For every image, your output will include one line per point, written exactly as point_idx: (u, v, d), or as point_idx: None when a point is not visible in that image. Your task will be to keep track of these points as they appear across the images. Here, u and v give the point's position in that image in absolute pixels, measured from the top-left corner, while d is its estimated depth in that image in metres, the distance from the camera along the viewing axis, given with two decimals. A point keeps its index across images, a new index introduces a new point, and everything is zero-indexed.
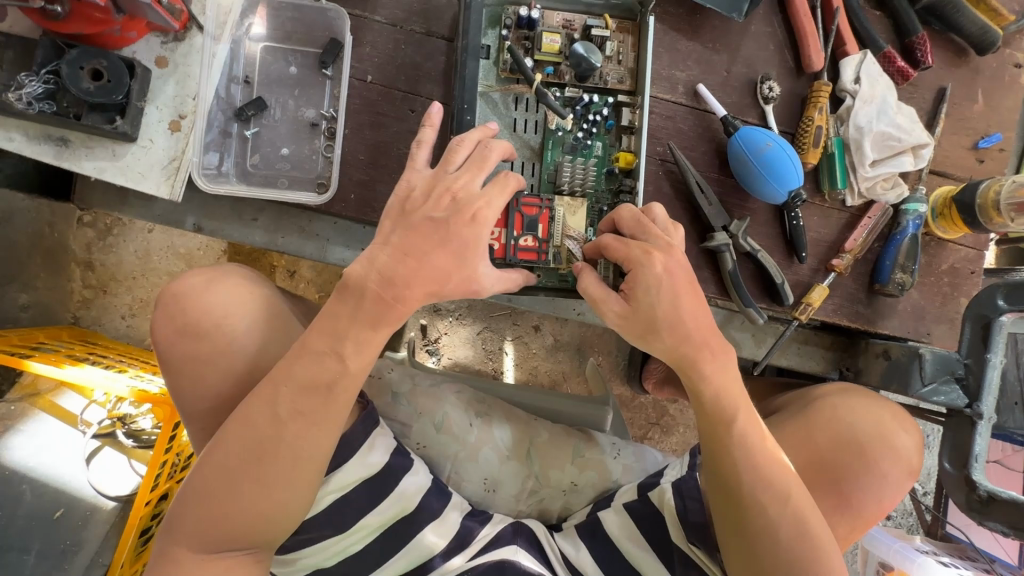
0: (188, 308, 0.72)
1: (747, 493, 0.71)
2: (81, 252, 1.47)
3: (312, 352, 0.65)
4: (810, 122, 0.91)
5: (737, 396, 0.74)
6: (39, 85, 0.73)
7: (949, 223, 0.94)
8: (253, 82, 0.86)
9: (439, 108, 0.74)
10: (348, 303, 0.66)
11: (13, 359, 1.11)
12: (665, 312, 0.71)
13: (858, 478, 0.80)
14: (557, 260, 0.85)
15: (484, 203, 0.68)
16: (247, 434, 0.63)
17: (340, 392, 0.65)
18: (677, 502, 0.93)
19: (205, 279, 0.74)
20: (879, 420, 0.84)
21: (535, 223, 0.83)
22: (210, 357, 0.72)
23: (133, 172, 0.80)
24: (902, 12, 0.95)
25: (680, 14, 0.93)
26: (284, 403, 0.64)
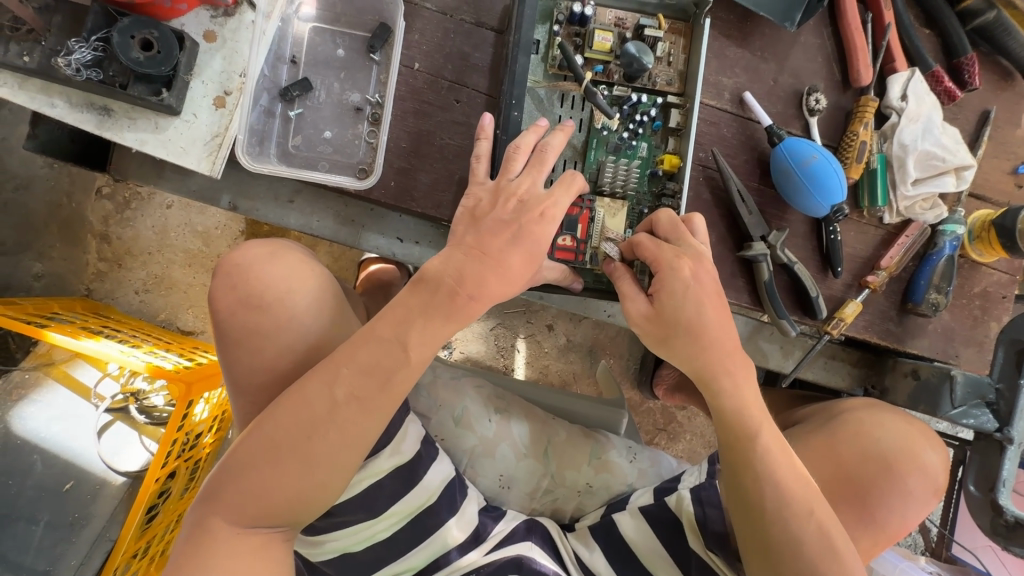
0: (252, 279, 0.73)
1: (768, 504, 0.69)
2: (98, 223, 1.46)
3: (379, 339, 0.65)
4: (854, 136, 0.91)
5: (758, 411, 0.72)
6: (88, 52, 0.72)
7: (986, 246, 0.94)
8: (299, 62, 0.86)
9: (490, 119, 0.76)
10: (422, 295, 0.66)
11: (32, 329, 1.10)
12: (700, 317, 0.70)
13: (884, 493, 0.80)
14: (594, 260, 0.84)
15: (543, 200, 0.68)
16: (300, 415, 0.63)
17: (397, 382, 0.65)
18: (696, 509, 0.92)
19: (268, 253, 0.75)
20: (905, 436, 0.84)
21: (575, 222, 0.82)
22: (269, 331, 0.72)
23: (174, 146, 0.79)
24: (951, 31, 0.95)
25: (731, 20, 0.93)
26: (341, 387, 0.63)
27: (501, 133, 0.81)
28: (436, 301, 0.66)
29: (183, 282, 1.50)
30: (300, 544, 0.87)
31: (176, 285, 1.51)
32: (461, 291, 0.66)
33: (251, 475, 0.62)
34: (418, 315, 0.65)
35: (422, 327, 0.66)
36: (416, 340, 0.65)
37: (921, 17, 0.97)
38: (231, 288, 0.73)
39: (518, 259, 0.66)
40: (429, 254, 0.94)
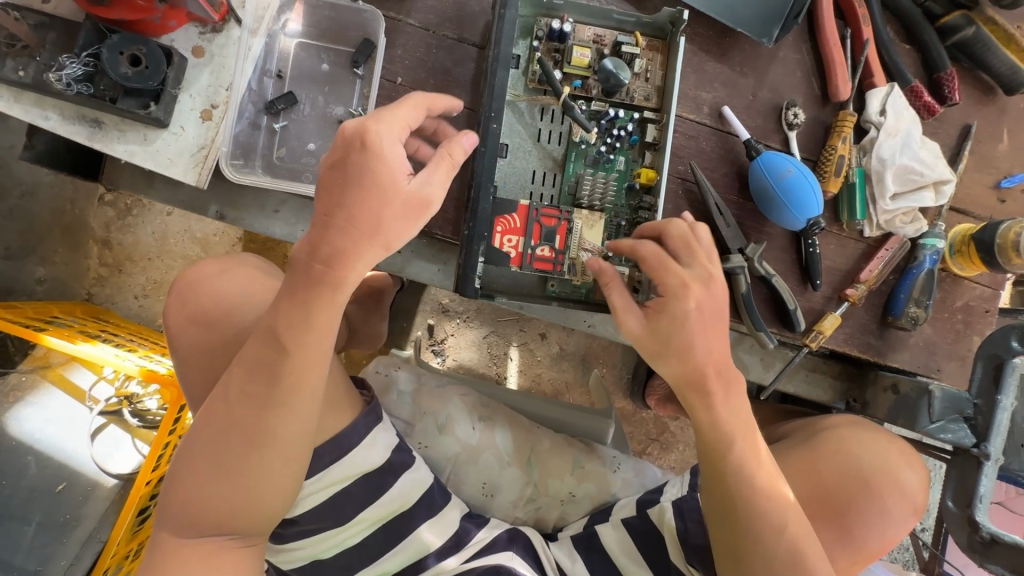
0: (202, 296, 0.80)
1: (742, 520, 0.70)
2: (99, 230, 1.51)
3: (263, 335, 0.66)
4: (832, 151, 0.92)
5: (740, 426, 0.72)
6: (79, 67, 0.75)
7: (966, 260, 0.94)
8: (285, 77, 0.89)
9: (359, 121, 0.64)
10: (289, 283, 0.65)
11: (28, 332, 1.13)
12: (690, 343, 0.70)
13: (864, 512, 0.80)
14: (572, 271, 0.85)
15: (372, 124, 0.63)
16: (218, 423, 0.66)
17: (286, 373, 0.65)
18: (677, 522, 0.92)
19: (217, 269, 0.83)
20: (887, 454, 0.84)
21: (553, 233, 0.84)
22: (218, 345, 0.79)
23: (162, 157, 0.82)
24: (931, 47, 0.95)
25: (710, 36, 0.94)
26: (233, 387, 0.66)
27: (480, 145, 0.82)
28: (300, 280, 0.64)
29: None
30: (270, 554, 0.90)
31: None
32: (325, 264, 0.63)
33: (196, 483, 0.67)
34: (287, 303, 0.65)
35: (290, 314, 0.65)
36: (294, 325, 0.65)
37: (901, 33, 0.98)
38: (184, 304, 0.81)
39: (360, 203, 0.62)
40: (412, 263, 0.96)
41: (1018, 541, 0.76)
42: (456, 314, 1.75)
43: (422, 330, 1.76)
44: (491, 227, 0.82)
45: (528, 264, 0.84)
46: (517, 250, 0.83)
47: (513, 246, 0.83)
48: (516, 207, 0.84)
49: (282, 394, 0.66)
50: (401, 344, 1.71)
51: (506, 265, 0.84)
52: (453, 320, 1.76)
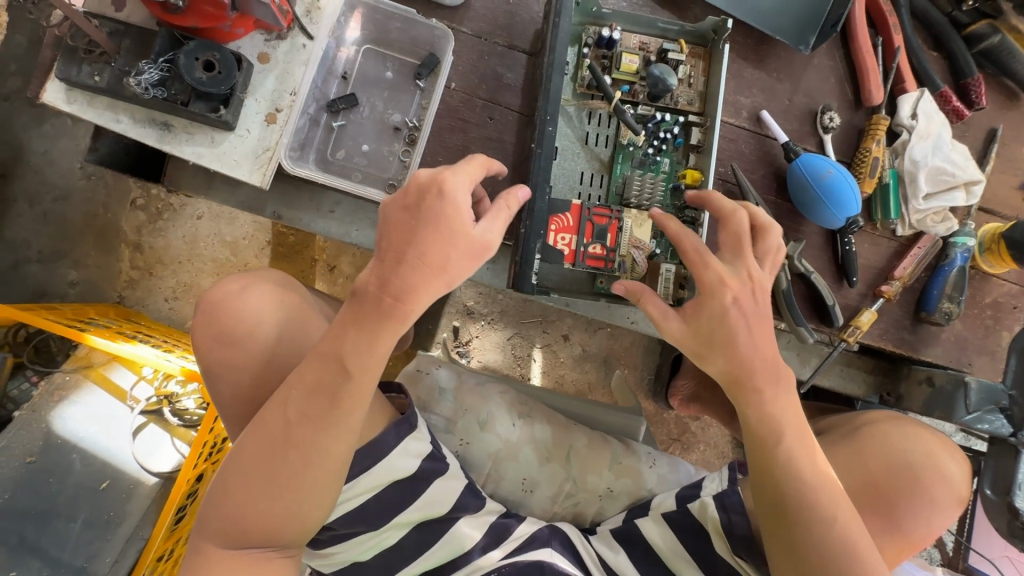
0: (227, 315, 0.80)
1: (793, 510, 0.72)
2: (131, 234, 1.53)
3: (319, 355, 0.69)
4: (867, 153, 0.96)
5: (787, 418, 0.74)
6: (155, 72, 0.78)
7: (996, 258, 0.97)
8: (350, 79, 0.92)
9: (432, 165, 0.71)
10: (356, 310, 0.69)
11: (75, 332, 1.16)
12: (735, 335, 0.72)
13: (909, 503, 0.83)
14: (623, 267, 0.88)
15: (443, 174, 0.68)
16: (268, 438, 0.69)
17: (343, 397, 0.69)
18: (721, 514, 0.96)
19: (238, 287, 0.82)
20: (930, 448, 0.87)
21: (604, 232, 0.87)
22: (246, 363, 0.80)
23: (228, 159, 0.85)
24: (958, 54, 1.00)
25: (748, 43, 0.98)
26: (292, 407, 0.69)
27: (536, 147, 0.85)
28: (368, 309, 0.68)
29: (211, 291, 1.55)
30: (309, 557, 0.92)
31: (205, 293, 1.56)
32: (394, 293, 0.67)
33: (245, 491, 0.69)
34: (352, 326, 0.69)
35: (355, 336, 0.69)
36: (356, 344, 0.68)
37: (929, 40, 1.02)
38: (207, 324, 0.81)
39: (431, 247, 0.66)
40: None
41: None
42: (481, 315, 1.78)
43: (447, 332, 1.79)
44: (546, 226, 0.85)
45: (581, 262, 0.87)
46: (570, 248, 0.87)
47: (567, 244, 0.86)
48: (569, 206, 0.87)
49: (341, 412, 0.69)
50: (427, 345, 1.75)
51: (560, 262, 0.87)
52: (477, 321, 1.79)
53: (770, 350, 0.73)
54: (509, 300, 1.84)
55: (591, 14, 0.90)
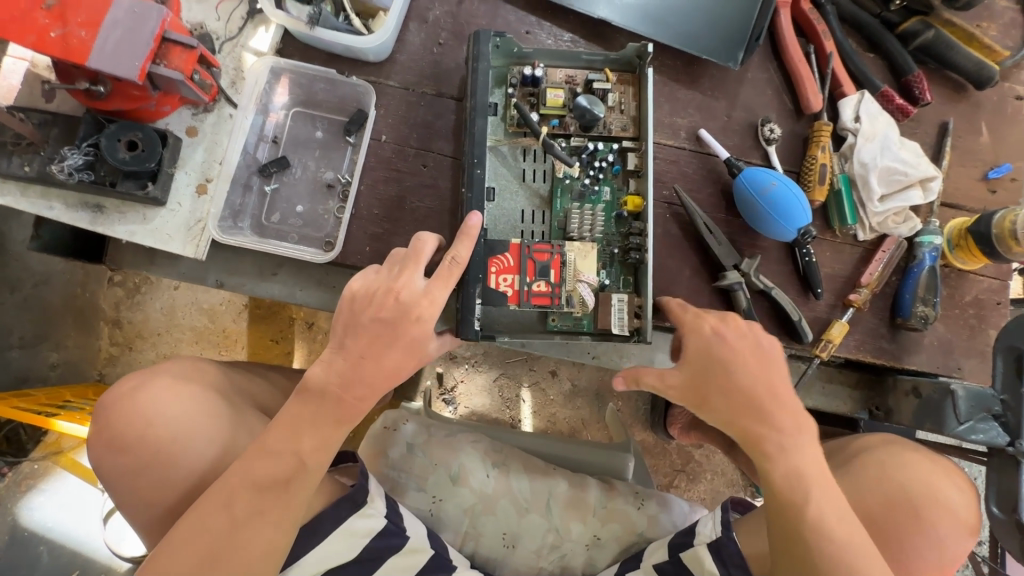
0: (120, 419, 0.73)
1: (822, 573, 0.65)
2: (109, 311, 1.61)
3: (269, 451, 0.65)
4: (813, 160, 0.93)
5: (812, 477, 0.68)
6: (79, 157, 0.79)
7: (967, 254, 0.92)
8: (280, 142, 0.92)
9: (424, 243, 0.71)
10: (309, 406, 0.67)
11: (39, 419, 1.14)
12: (730, 371, 0.70)
13: (911, 539, 0.75)
14: (571, 303, 0.84)
15: (423, 296, 0.69)
16: (194, 547, 0.62)
17: (297, 488, 0.65)
18: (719, 568, 0.90)
19: (132, 387, 0.74)
20: (927, 473, 0.79)
21: (548, 268, 0.83)
22: (142, 471, 0.71)
23: (161, 234, 0.85)
24: (895, 53, 0.97)
25: (678, 66, 0.98)
26: (240, 505, 0.63)
27: (468, 193, 0.83)
28: (323, 405, 0.67)
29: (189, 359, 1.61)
30: None
31: None
32: (350, 394, 0.67)
33: None
34: (306, 423, 0.66)
35: (311, 432, 0.66)
36: (302, 438, 0.66)
37: (864, 43, 1.00)
38: (101, 427, 0.73)
39: (394, 360, 0.68)
40: None
41: None
42: (464, 359, 1.75)
43: (430, 380, 1.76)
44: (486, 267, 0.82)
45: (528, 302, 0.82)
46: (514, 288, 0.82)
47: (509, 285, 0.82)
48: (508, 246, 0.83)
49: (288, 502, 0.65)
50: (411, 396, 1.71)
51: (505, 304, 0.82)
52: (460, 365, 1.76)
53: (763, 380, 0.70)
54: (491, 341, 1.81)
55: (513, 52, 0.89)
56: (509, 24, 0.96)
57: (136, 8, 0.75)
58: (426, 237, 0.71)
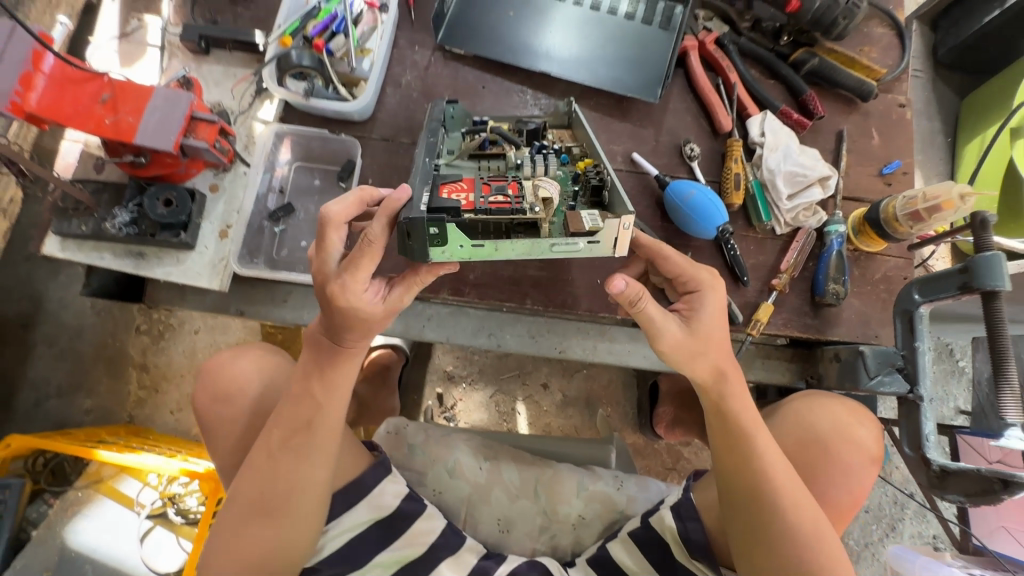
0: (219, 378, 0.91)
1: (768, 497, 0.77)
2: (137, 356, 1.78)
3: (295, 398, 0.81)
4: (729, 170, 1.11)
5: (752, 417, 0.81)
6: (127, 215, 1.00)
7: (868, 238, 1.08)
8: (285, 192, 1.14)
9: (333, 207, 0.76)
10: (317, 356, 0.82)
11: (83, 449, 1.30)
12: (702, 315, 0.83)
13: (826, 472, 0.90)
14: (534, 207, 0.79)
15: (336, 279, 0.76)
16: (266, 478, 0.79)
17: (318, 427, 0.80)
18: (677, 523, 1.01)
19: (231, 353, 0.94)
20: (838, 417, 0.93)
21: (503, 186, 0.80)
22: (234, 418, 0.90)
23: (192, 272, 1.03)
24: (790, 78, 1.17)
25: (610, 103, 1.18)
26: (276, 442, 0.79)
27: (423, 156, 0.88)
28: (323, 355, 0.81)
29: None
30: None
31: None
32: (344, 344, 0.80)
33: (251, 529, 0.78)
34: (317, 371, 0.81)
35: (321, 380, 0.81)
36: (318, 389, 0.80)
37: (765, 72, 1.20)
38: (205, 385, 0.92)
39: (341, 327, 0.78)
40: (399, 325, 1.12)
41: (961, 466, 0.83)
42: (461, 379, 1.90)
43: (432, 400, 1.90)
44: (435, 187, 0.80)
45: (483, 210, 0.78)
46: (468, 201, 0.79)
47: (463, 197, 0.79)
48: (460, 176, 0.82)
49: (318, 440, 0.80)
50: (415, 416, 1.85)
51: (460, 214, 0.78)
52: (459, 385, 1.91)
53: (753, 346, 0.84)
54: (485, 359, 1.96)
55: (465, 115, 0.98)
56: (468, 81, 1.17)
57: (170, 96, 0.96)
58: (333, 211, 0.75)
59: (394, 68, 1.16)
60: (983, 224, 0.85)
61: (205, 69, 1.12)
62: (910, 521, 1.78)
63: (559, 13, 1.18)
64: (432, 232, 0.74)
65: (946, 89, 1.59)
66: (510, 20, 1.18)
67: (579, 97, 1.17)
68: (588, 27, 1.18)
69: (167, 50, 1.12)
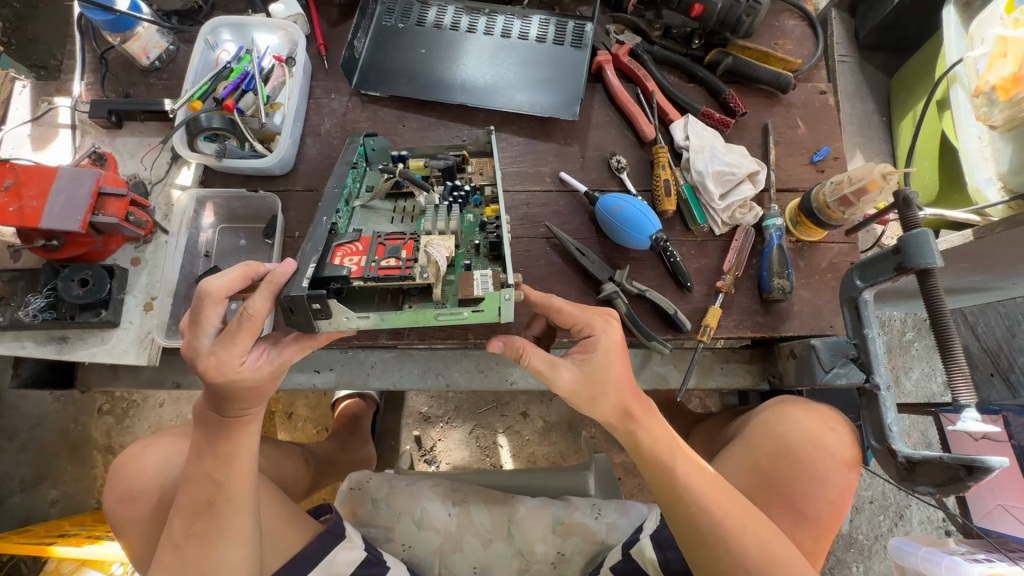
0: (129, 472, 0.89)
1: (707, 529, 0.73)
2: (102, 438, 1.68)
3: (193, 479, 0.76)
4: (658, 177, 1.09)
5: (675, 447, 0.77)
6: (42, 300, 0.96)
7: (807, 228, 1.07)
8: (212, 255, 1.10)
9: (213, 279, 0.69)
10: (205, 433, 0.76)
11: (37, 547, 1.24)
12: (592, 356, 0.77)
13: (799, 485, 0.85)
14: (423, 273, 0.74)
15: (211, 358, 0.69)
16: (186, 559, 0.74)
17: (220, 506, 0.75)
18: (657, 554, 0.95)
19: (140, 446, 0.92)
20: (807, 425, 0.89)
21: (398, 248, 0.76)
22: (146, 510, 0.87)
23: (117, 350, 1.00)
24: (707, 79, 1.17)
25: (533, 125, 1.17)
26: (178, 530, 0.75)
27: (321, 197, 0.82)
28: (212, 430, 0.76)
29: None
30: None
31: None
32: (232, 414, 0.75)
33: None
34: (208, 452, 0.76)
35: (214, 460, 0.75)
36: (214, 468, 0.75)
37: (682, 76, 1.20)
38: (116, 484, 0.89)
39: (235, 408, 0.73)
40: (345, 377, 1.09)
41: (926, 454, 0.78)
42: (438, 419, 1.85)
43: (411, 444, 1.84)
44: (328, 251, 0.76)
45: (372, 277, 0.74)
46: (358, 265, 0.75)
47: (353, 261, 0.75)
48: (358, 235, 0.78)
49: (223, 522, 0.75)
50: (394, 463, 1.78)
51: (348, 280, 0.74)
52: (436, 425, 1.85)
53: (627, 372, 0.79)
54: (461, 396, 1.91)
55: (386, 147, 0.96)
56: (387, 122, 1.16)
57: (76, 175, 0.94)
58: (212, 286, 0.69)
59: (311, 118, 1.15)
60: (907, 200, 0.83)
61: (119, 143, 1.11)
62: (917, 507, 1.72)
63: (471, 44, 1.18)
64: (315, 308, 0.69)
65: (873, 70, 1.60)
66: (421, 58, 1.18)
67: (501, 124, 1.17)
68: (499, 55, 1.18)
69: (79, 128, 1.12)
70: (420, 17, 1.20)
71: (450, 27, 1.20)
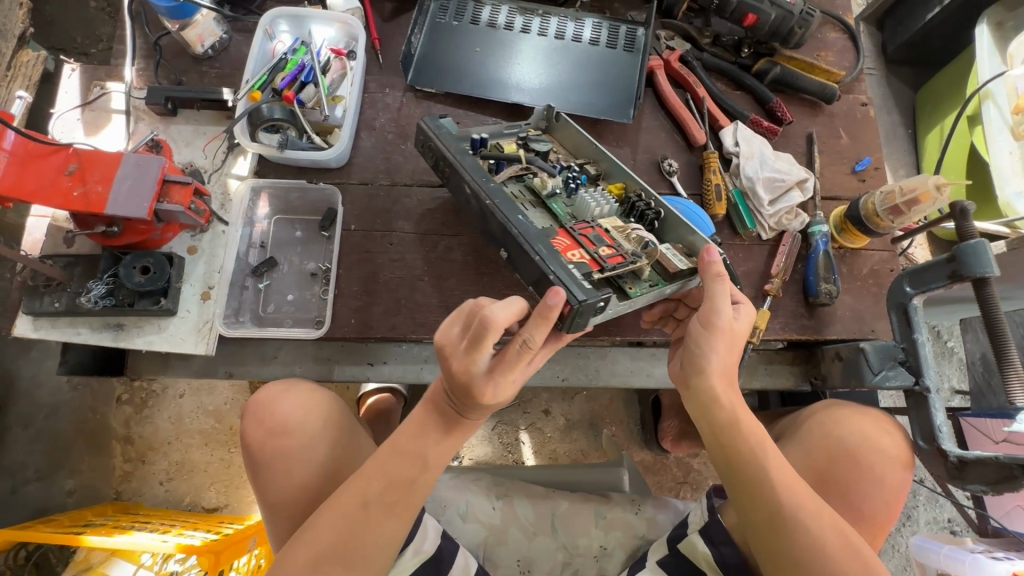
0: (272, 414, 0.89)
1: (791, 516, 0.76)
2: (120, 428, 1.66)
3: (400, 450, 0.77)
4: (709, 182, 1.12)
5: (762, 437, 0.81)
6: (102, 287, 0.96)
7: (851, 235, 1.10)
8: (266, 246, 1.10)
9: (498, 313, 0.68)
10: (437, 415, 0.79)
11: (71, 537, 1.22)
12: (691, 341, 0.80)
13: (857, 485, 0.88)
14: (638, 253, 0.89)
15: (490, 381, 0.72)
16: (334, 525, 0.74)
17: (419, 484, 0.78)
18: (711, 549, 0.97)
19: (281, 388, 0.92)
20: (862, 426, 0.93)
21: (601, 238, 0.89)
22: (295, 451, 0.87)
23: (175, 339, 0.99)
24: (755, 87, 1.20)
25: (585, 126, 1.19)
26: (372, 495, 0.75)
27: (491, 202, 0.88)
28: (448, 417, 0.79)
29: (202, 462, 1.67)
30: None
31: (196, 466, 1.67)
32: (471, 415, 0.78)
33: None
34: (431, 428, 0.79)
35: (435, 441, 0.78)
36: (431, 451, 0.78)
37: (729, 83, 1.23)
38: (259, 420, 0.89)
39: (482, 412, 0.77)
40: (398, 369, 1.10)
41: (980, 455, 0.82)
42: None
43: None
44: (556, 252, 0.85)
45: (609, 266, 0.86)
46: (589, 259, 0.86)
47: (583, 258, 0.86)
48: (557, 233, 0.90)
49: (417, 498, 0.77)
50: None
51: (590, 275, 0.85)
52: None
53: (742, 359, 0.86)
54: None
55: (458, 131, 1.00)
56: None
57: (140, 162, 0.93)
58: (500, 318, 0.68)
59: (367, 112, 1.15)
60: (964, 211, 0.86)
61: (173, 130, 1.11)
62: (925, 507, 1.77)
63: (526, 44, 1.20)
64: (598, 306, 0.78)
65: (898, 84, 1.66)
66: (477, 56, 1.19)
67: None
68: (555, 56, 1.20)
69: (132, 114, 1.11)
70: (475, 16, 1.21)
71: (505, 27, 1.21)
